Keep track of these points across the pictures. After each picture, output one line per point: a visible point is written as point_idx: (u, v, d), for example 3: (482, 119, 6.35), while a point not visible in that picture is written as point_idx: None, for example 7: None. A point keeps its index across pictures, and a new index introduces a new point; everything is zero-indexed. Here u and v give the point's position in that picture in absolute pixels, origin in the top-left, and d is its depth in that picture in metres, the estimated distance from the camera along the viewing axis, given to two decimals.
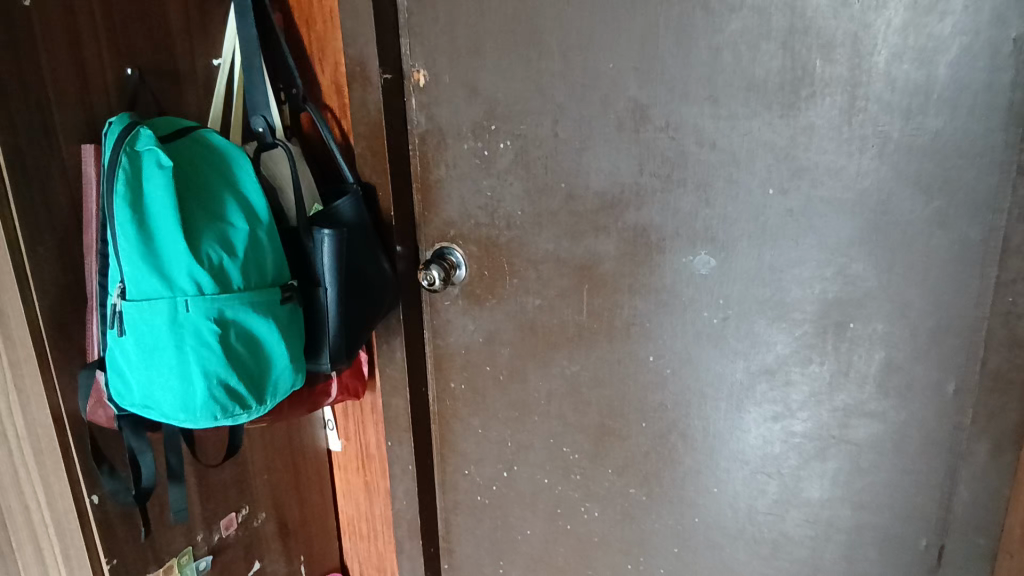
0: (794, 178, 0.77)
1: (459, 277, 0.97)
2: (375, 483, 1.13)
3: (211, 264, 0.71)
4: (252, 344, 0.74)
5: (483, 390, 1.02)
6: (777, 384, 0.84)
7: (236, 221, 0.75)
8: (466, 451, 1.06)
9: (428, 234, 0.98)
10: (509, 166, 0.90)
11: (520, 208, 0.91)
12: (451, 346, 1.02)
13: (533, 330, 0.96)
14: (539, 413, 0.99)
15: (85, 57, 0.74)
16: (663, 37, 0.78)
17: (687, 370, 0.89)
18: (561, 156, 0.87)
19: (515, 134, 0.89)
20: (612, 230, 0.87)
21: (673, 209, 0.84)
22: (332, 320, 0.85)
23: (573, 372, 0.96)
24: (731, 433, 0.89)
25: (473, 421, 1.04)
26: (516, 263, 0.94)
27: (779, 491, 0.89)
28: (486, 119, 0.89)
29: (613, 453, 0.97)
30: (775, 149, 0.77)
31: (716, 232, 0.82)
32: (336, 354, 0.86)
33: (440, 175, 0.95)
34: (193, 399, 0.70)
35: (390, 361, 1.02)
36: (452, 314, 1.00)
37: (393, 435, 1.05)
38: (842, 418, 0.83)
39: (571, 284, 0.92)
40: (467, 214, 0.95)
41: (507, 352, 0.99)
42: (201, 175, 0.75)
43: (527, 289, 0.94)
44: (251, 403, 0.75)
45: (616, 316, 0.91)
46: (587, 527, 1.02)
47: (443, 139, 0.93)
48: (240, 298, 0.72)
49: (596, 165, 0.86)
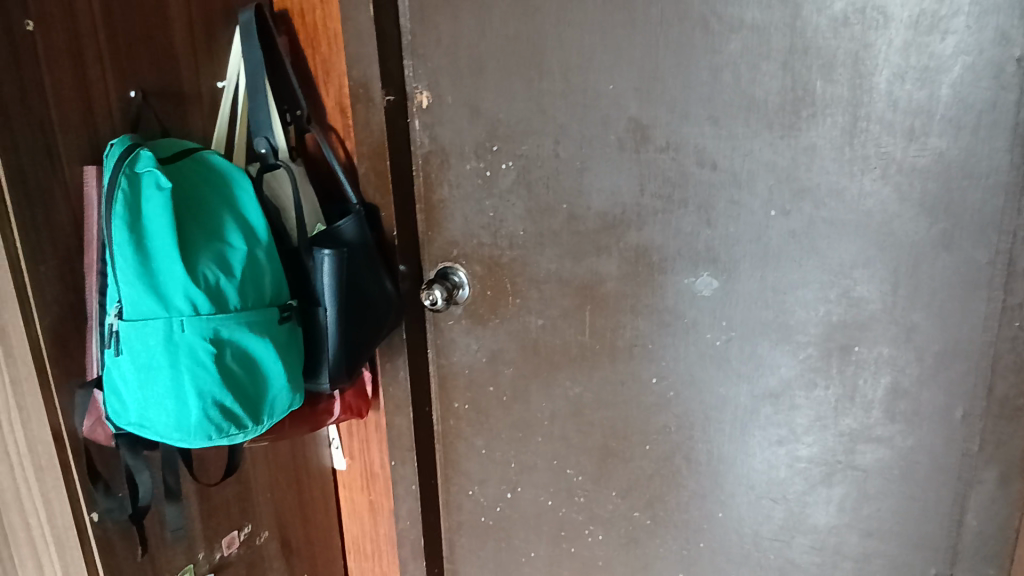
0: (797, 198, 0.76)
1: (462, 296, 0.97)
2: (379, 502, 1.12)
3: (208, 284, 0.71)
4: (248, 364, 0.74)
5: (486, 410, 1.01)
6: (782, 408, 0.83)
7: (234, 241, 0.75)
8: (470, 471, 1.05)
9: (431, 254, 0.98)
10: (511, 186, 0.90)
11: (522, 228, 0.91)
12: (455, 365, 1.01)
13: (536, 351, 0.95)
14: (542, 434, 0.98)
15: (89, 79, 0.75)
16: (663, 57, 0.78)
17: (689, 393, 0.88)
18: (562, 176, 0.87)
19: (517, 155, 0.88)
20: (614, 251, 0.87)
21: (675, 230, 0.83)
22: (332, 339, 0.85)
23: (575, 394, 0.95)
24: (733, 458, 0.87)
25: (476, 441, 1.04)
26: (519, 283, 0.93)
27: (785, 517, 0.87)
28: (488, 139, 0.89)
29: (616, 475, 0.96)
30: (777, 170, 0.76)
31: (719, 253, 0.81)
32: (335, 374, 0.86)
33: (443, 195, 0.95)
34: (187, 418, 0.70)
35: (393, 380, 1.01)
36: (455, 334, 1.00)
37: (396, 455, 1.05)
38: (848, 444, 0.81)
39: (574, 305, 0.91)
40: (470, 234, 0.94)
41: (510, 372, 0.98)
42: (201, 196, 0.76)
43: (530, 310, 0.94)
44: (246, 423, 0.75)
45: (619, 337, 0.90)
46: (591, 551, 1.01)
47: (446, 158, 0.93)
48: (236, 319, 0.72)
49: (597, 186, 0.85)
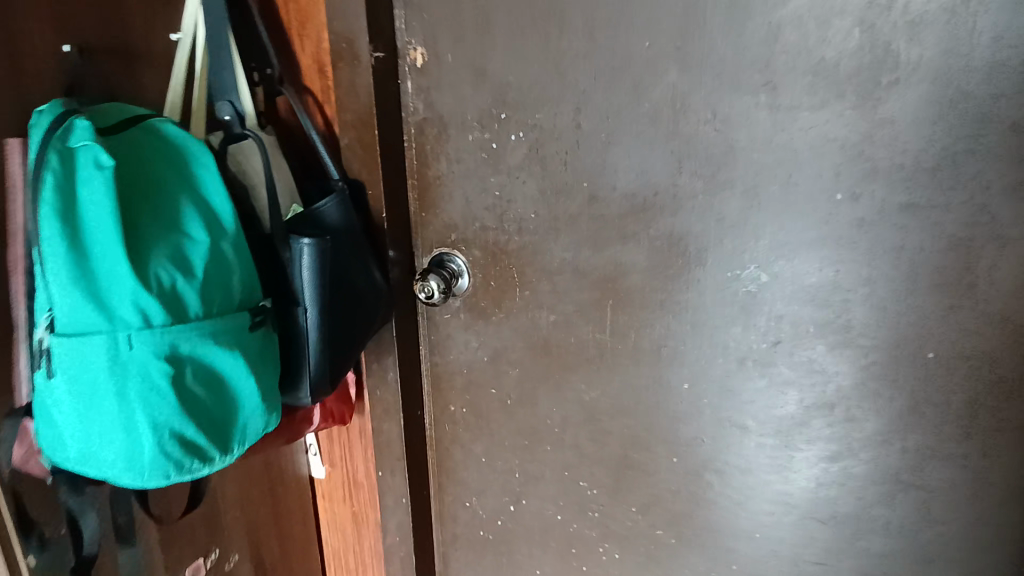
0: (869, 180, 0.65)
1: (461, 287, 0.86)
2: (364, 514, 1.00)
3: (162, 288, 0.58)
4: (213, 383, 0.61)
5: (487, 414, 0.90)
6: (836, 420, 0.72)
7: (195, 232, 0.62)
8: (467, 480, 0.95)
9: (426, 238, 0.86)
10: (521, 161, 0.78)
11: (534, 211, 0.79)
12: (451, 364, 0.90)
13: (546, 351, 0.84)
14: (551, 442, 0.87)
15: (12, 30, 0.60)
16: (712, 11, 0.65)
17: (726, 400, 0.77)
18: (583, 152, 0.74)
19: (529, 125, 0.76)
20: (642, 239, 0.75)
21: (717, 216, 0.71)
22: (314, 344, 0.72)
23: (591, 399, 0.83)
24: (772, 473, 0.77)
25: (475, 448, 0.92)
26: (528, 273, 0.82)
27: (831, 539, 0.77)
28: (496, 106, 0.77)
29: (635, 490, 0.85)
30: (846, 148, 0.65)
31: (769, 244, 0.70)
32: (318, 385, 0.73)
33: (440, 169, 0.83)
34: (139, 455, 0.58)
35: (381, 383, 0.89)
36: (453, 329, 0.88)
37: (385, 464, 0.93)
38: (914, 462, 0.71)
39: (592, 300, 0.79)
40: (471, 217, 0.83)
41: (516, 374, 0.87)
42: (153, 175, 0.62)
43: (540, 303, 0.82)
44: (213, 454, 0.62)
45: (645, 338, 0.78)
46: (605, 569, 0.90)
47: (444, 128, 0.81)
48: (198, 330, 0.59)
49: (625, 164, 0.73)
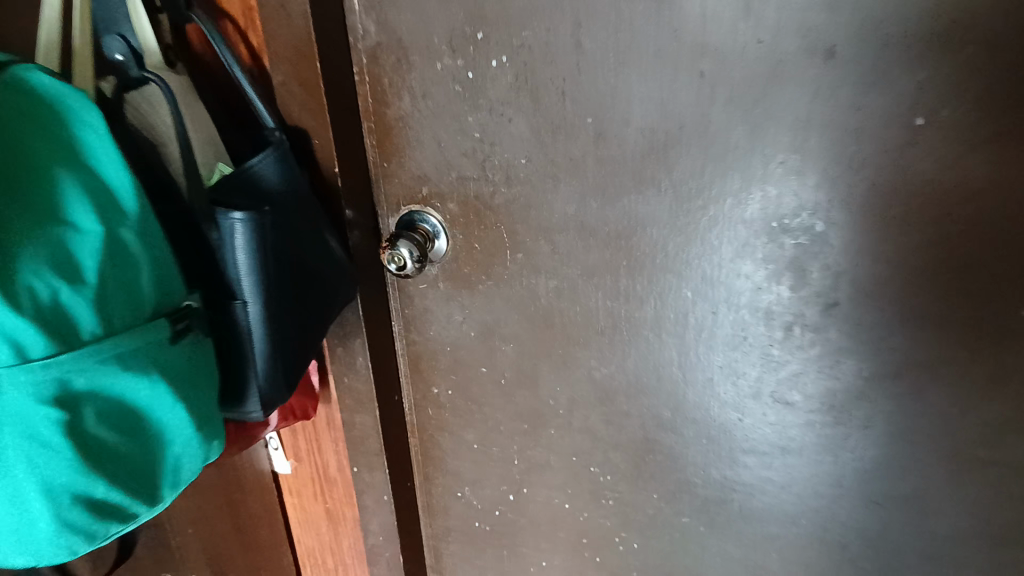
0: (958, 100, 0.51)
1: (439, 251, 0.71)
2: (340, 512, 0.86)
3: (40, 308, 0.41)
4: (128, 422, 0.46)
5: (479, 397, 0.77)
6: (905, 394, 0.60)
7: (81, 219, 0.45)
8: (459, 470, 0.82)
9: (391, 194, 0.71)
10: (506, 95, 0.63)
11: (525, 155, 0.64)
12: (432, 342, 0.76)
13: (546, 322, 0.71)
14: (556, 425, 0.75)
15: None
16: None
17: (771, 374, 0.64)
18: (585, 79, 0.60)
19: (513, 46, 0.61)
20: (664, 184, 0.61)
21: (761, 153, 0.57)
22: (259, 346, 0.56)
23: (604, 375, 0.71)
24: (825, 455, 0.65)
25: (467, 435, 0.80)
26: (520, 232, 0.68)
27: (890, 526, 0.66)
28: (471, 24, 0.61)
29: (659, 475, 0.73)
30: (930, 59, 0.50)
31: (828, 185, 0.56)
32: (269, 395, 0.58)
33: (402, 109, 0.66)
34: (34, 528, 0.44)
35: (350, 370, 0.75)
36: (431, 301, 0.74)
37: (361, 460, 0.79)
38: (994, 437, 0.59)
39: (602, 260, 0.66)
40: (445, 165, 0.67)
41: (511, 350, 0.73)
42: (13, 144, 0.44)
43: (537, 267, 0.69)
44: (138, 510, 0.48)
45: (668, 305, 0.66)
46: (623, 560, 0.79)
47: (404, 55, 0.64)
48: (99, 358, 0.44)
49: (640, 91, 0.59)
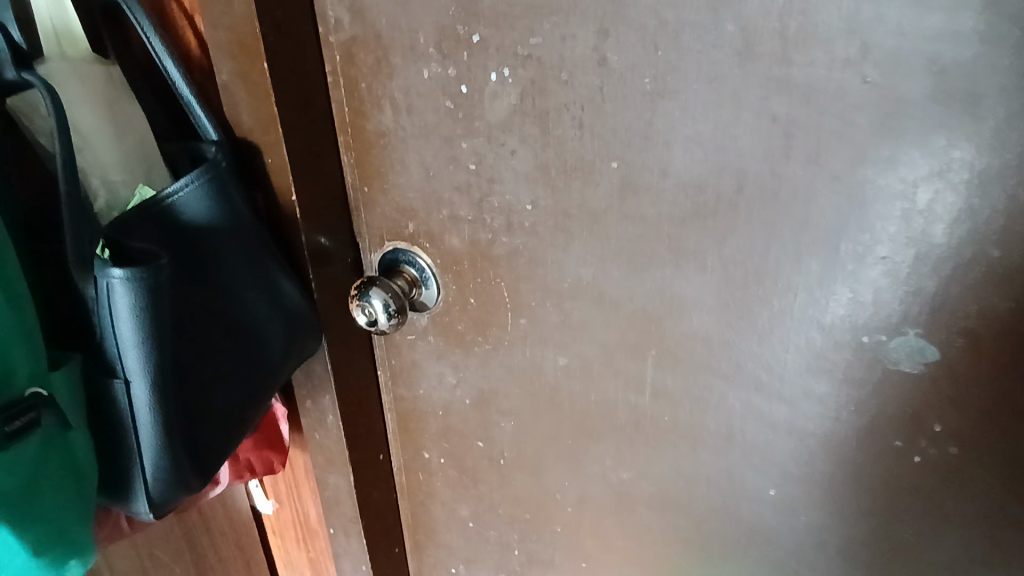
0: None
1: (428, 299, 0.57)
2: (321, 563, 0.76)
3: None
4: None
5: (474, 472, 0.63)
6: None
7: None
8: (451, 544, 0.70)
9: (373, 225, 0.57)
10: (508, 119, 0.47)
11: (531, 199, 0.49)
12: (421, 401, 0.63)
13: (553, 406, 0.56)
14: (562, 522, 0.61)
15: None
16: None
17: (837, 526, 0.47)
18: (611, 108, 0.43)
19: (518, 55, 0.44)
20: (710, 260, 0.44)
21: (852, 242, 0.39)
22: (148, 438, 0.44)
23: (622, 480, 0.56)
24: None
25: (461, 510, 0.67)
26: (524, 294, 0.53)
27: None
28: (465, 21, 0.45)
29: None
30: None
31: (951, 299, 0.38)
32: (162, 495, 0.46)
33: (383, 123, 0.51)
34: None
35: (319, 426, 0.62)
36: (420, 355, 0.60)
37: (336, 523, 0.67)
38: None
39: (624, 343, 0.50)
40: (434, 199, 0.52)
41: (510, 428, 0.59)
42: None
43: (545, 340, 0.54)
44: None
45: (707, 415, 0.49)
46: None
47: (382, 54, 0.49)
48: None
49: (685, 134, 0.41)
